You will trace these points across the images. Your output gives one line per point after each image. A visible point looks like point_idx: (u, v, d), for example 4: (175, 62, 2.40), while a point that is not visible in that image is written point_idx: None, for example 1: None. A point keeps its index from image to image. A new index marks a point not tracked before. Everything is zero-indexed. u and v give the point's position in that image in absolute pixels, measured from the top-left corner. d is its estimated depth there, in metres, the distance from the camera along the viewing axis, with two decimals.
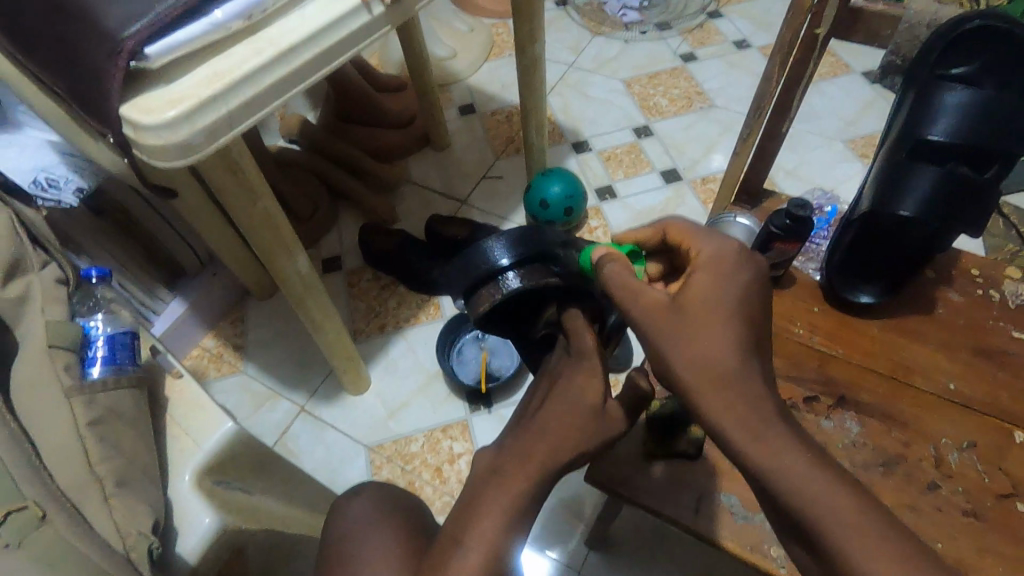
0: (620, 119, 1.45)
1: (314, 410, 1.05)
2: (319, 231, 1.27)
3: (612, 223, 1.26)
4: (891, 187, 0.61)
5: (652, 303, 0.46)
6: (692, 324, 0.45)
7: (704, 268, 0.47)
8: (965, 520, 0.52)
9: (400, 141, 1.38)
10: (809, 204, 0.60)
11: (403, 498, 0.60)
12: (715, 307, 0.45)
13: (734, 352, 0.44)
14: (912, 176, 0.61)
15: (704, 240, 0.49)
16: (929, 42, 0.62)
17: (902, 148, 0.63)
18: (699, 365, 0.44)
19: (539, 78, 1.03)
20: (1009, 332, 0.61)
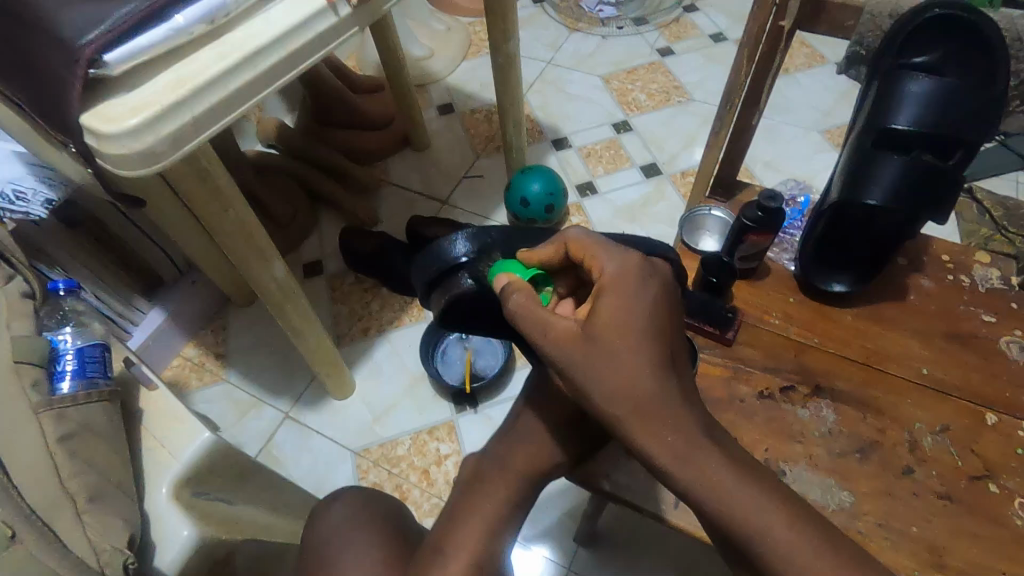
0: (599, 116, 1.45)
1: (299, 416, 1.04)
2: (300, 236, 1.26)
3: (594, 219, 1.26)
4: (860, 175, 0.62)
5: (563, 333, 0.44)
6: (609, 353, 0.43)
7: (610, 293, 0.45)
8: (942, 504, 0.53)
9: (379, 143, 1.37)
10: (780, 195, 0.60)
11: (385, 502, 0.60)
12: (625, 329, 0.44)
13: (649, 373, 0.44)
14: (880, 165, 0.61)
15: (606, 256, 0.47)
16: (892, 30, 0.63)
17: (869, 137, 0.63)
18: (619, 390, 0.43)
19: (515, 76, 1.03)
20: (980, 316, 0.61)
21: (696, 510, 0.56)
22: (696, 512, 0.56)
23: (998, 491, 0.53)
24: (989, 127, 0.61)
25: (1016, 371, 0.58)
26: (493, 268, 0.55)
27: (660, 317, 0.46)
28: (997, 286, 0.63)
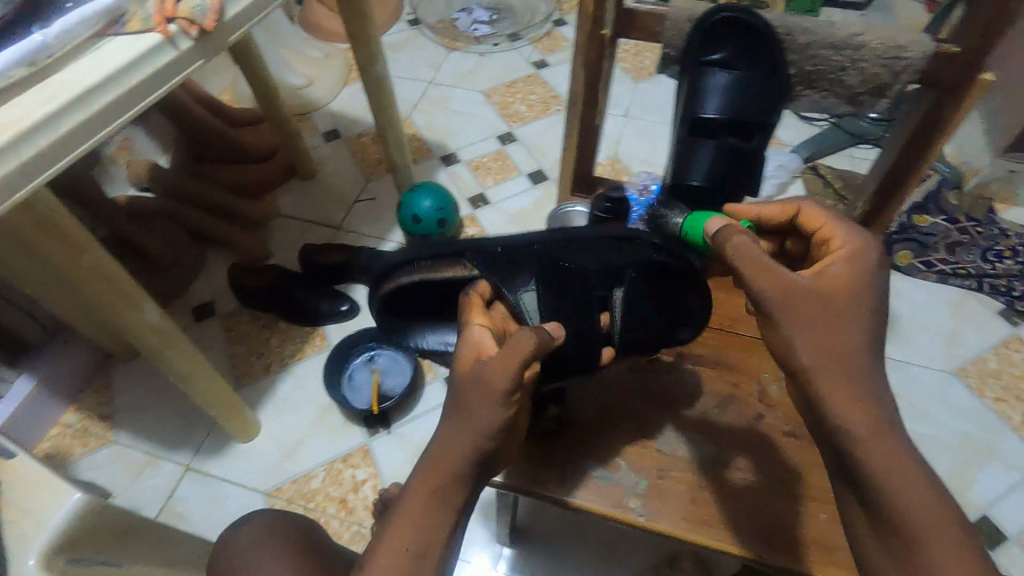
0: (484, 129, 1.50)
1: (201, 466, 0.99)
2: (186, 279, 1.20)
3: (488, 229, 1.30)
4: (682, 162, 0.69)
5: (800, 287, 0.46)
6: (835, 310, 0.46)
7: (842, 263, 0.48)
8: (781, 443, 0.62)
9: (263, 175, 1.34)
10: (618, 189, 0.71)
11: (295, 520, 0.59)
12: (848, 294, 0.47)
13: (864, 343, 0.46)
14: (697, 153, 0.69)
15: (842, 235, 0.50)
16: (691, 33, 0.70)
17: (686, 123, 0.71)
18: (828, 343, 0.46)
19: (388, 97, 1.05)
20: None
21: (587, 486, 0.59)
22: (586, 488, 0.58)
23: None
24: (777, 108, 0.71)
25: None
26: (439, 263, 0.61)
27: (878, 305, 0.48)
28: None
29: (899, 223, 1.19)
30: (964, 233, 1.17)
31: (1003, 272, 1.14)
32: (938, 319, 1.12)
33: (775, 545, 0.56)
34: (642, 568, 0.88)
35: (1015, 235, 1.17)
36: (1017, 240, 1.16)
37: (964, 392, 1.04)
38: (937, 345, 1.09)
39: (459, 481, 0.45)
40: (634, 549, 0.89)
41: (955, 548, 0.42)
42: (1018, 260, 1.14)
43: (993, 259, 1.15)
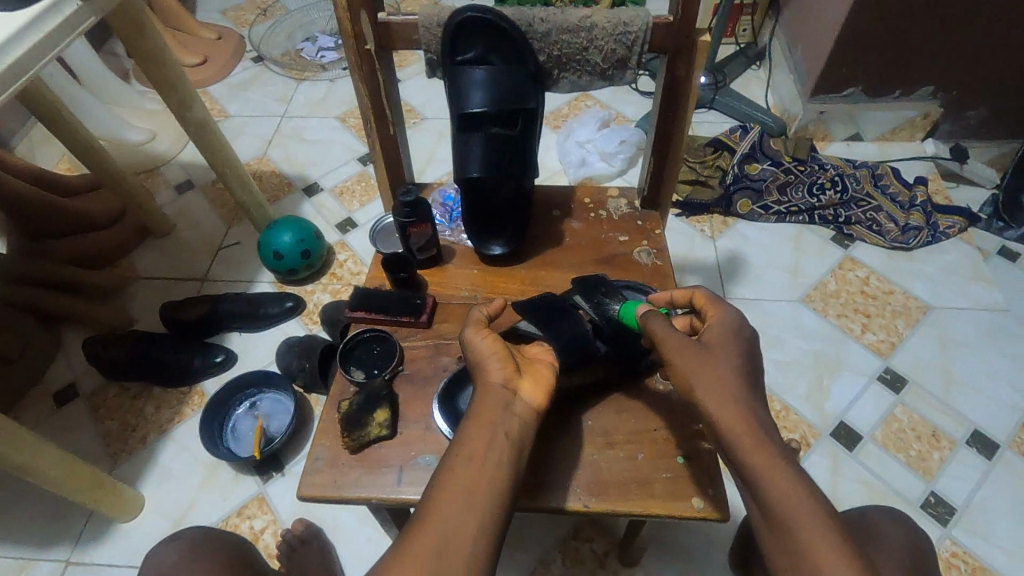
0: (344, 154, 1.49)
1: (83, 557, 0.93)
2: (39, 366, 1.12)
3: (359, 252, 1.29)
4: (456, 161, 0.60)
5: (688, 349, 0.50)
6: (708, 354, 0.50)
7: (718, 328, 0.52)
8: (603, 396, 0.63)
9: (112, 240, 1.27)
10: (414, 188, 0.63)
11: (224, 539, 0.67)
12: (729, 350, 0.50)
13: (739, 385, 0.48)
14: (466, 145, 0.59)
15: (720, 310, 0.54)
16: (436, 31, 0.58)
17: (450, 120, 0.59)
18: (716, 382, 0.48)
19: (217, 138, 1.03)
20: (618, 238, 0.71)
21: None
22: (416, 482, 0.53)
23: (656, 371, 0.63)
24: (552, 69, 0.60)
25: (650, 273, 0.68)
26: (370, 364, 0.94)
27: (750, 363, 0.50)
28: (627, 211, 0.74)
29: (734, 175, 1.29)
30: (789, 173, 1.28)
31: (828, 202, 1.27)
32: (780, 255, 1.23)
33: (600, 493, 0.56)
34: (549, 547, 0.90)
35: (833, 168, 1.29)
36: (834, 171, 1.28)
37: (810, 315, 1.14)
38: (782, 279, 1.20)
39: (493, 399, 0.48)
40: (536, 531, 0.91)
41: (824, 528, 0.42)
42: (837, 189, 1.26)
43: (818, 192, 1.27)
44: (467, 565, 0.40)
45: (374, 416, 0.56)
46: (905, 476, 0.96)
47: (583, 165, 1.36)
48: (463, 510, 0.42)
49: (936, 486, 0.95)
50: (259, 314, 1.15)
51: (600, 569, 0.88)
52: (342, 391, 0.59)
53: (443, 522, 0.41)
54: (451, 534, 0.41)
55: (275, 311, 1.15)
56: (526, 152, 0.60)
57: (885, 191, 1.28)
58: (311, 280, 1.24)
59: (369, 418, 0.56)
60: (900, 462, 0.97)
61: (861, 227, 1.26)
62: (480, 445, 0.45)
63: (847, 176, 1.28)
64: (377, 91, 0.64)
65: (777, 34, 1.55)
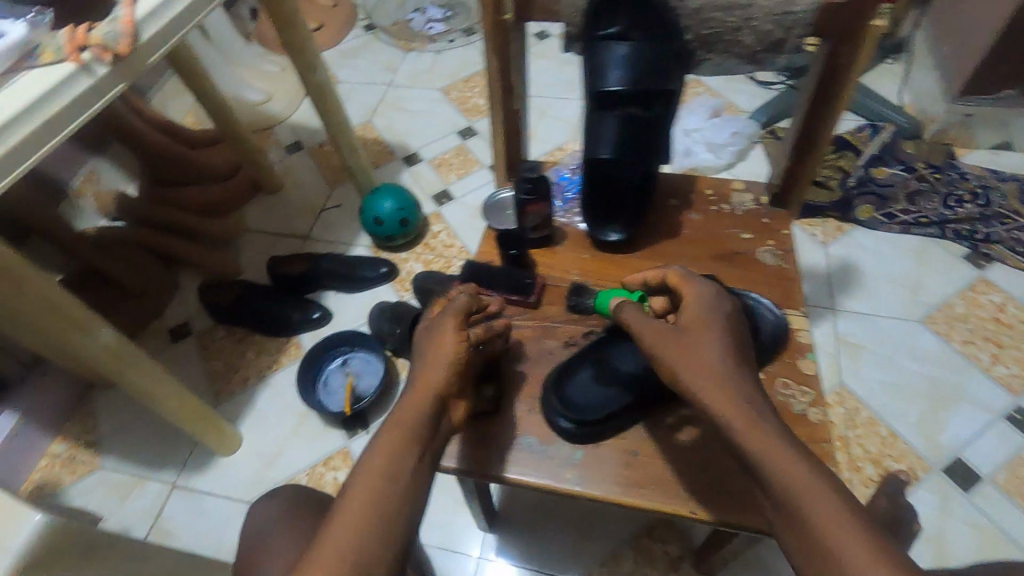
0: (444, 126, 1.50)
1: (186, 483, 1.01)
2: (159, 303, 1.22)
3: (452, 224, 1.30)
4: (587, 141, 0.58)
5: (663, 338, 0.49)
6: (687, 340, 0.49)
7: (696, 305, 0.51)
8: None
9: (228, 192, 1.35)
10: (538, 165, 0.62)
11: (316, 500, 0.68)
12: (706, 332, 0.49)
13: (728, 369, 0.46)
14: (600, 125, 0.57)
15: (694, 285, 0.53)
16: (580, 6, 0.57)
17: (585, 96, 0.57)
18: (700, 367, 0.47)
19: (333, 103, 1.06)
20: (740, 235, 0.67)
21: None
22: (517, 462, 0.54)
23: None
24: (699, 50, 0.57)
25: (773, 275, 0.64)
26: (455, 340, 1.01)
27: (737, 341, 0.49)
28: (753, 208, 0.69)
29: (858, 178, 1.20)
30: (922, 181, 1.19)
31: (964, 216, 1.15)
32: (900, 268, 1.13)
33: None
34: (622, 541, 0.89)
35: (976, 179, 1.19)
36: (976, 182, 1.18)
37: (929, 337, 1.05)
38: (900, 295, 1.10)
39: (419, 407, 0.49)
40: (610, 524, 0.90)
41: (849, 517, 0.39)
42: (977, 202, 1.16)
43: (954, 205, 1.16)
44: (381, 536, 0.42)
45: (479, 390, 0.57)
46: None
47: (689, 155, 1.30)
48: (379, 504, 0.44)
49: None
50: (356, 276, 1.19)
51: (672, 572, 0.86)
52: None
53: (357, 517, 0.43)
54: (367, 522, 0.42)
55: (371, 275, 1.19)
56: (659, 136, 0.57)
57: None
58: (405, 248, 1.27)
59: (475, 391, 0.57)
60: (1019, 510, 0.88)
61: (1001, 247, 1.13)
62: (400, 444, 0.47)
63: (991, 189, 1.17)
64: (507, 62, 0.63)
65: (922, 26, 1.40)
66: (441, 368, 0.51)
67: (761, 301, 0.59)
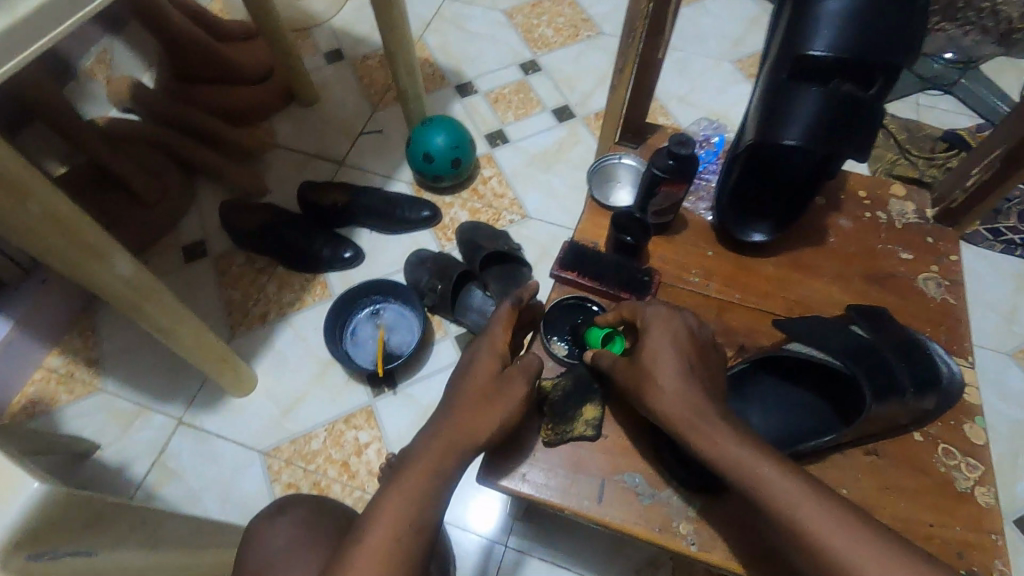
0: (506, 55, 1.33)
1: (194, 421, 0.92)
2: (173, 215, 1.09)
3: (506, 172, 1.17)
4: (766, 117, 0.45)
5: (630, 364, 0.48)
6: (650, 365, 0.47)
7: (655, 327, 0.48)
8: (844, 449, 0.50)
9: (258, 98, 1.20)
10: (694, 138, 0.49)
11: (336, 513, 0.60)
12: (662, 352, 0.47)
13: (693, 398, 0.44)
14: (792, 100, 0.43)
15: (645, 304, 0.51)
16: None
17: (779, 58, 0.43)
18: (677, 394, 0.45)
19: (398, 11, 0.90)
20: (899, 254, 0.55)
21: (622, 499, 0.51)
22: None
23: (922, 438, 0.49)
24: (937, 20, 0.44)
25: (937, 310, 0.53)
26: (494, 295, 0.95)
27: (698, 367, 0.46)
28: (915, 221, 0.57)
29: None
30: None
31: None
32: (998, 293, 1.02)
33: None
34: (661, 551, 0.82)
35: None
36: None
37: (1020, 375, 0.95)
38: (994, 324, 0.99)
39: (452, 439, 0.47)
40: None
41: (828, 507, 0.40)
42: None
43: None
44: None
45: (581, 412, 0.54)
46: None
47: None
48: (395, 555, 0.41)
49: None
50: (396, 217, 1.07)
51: None
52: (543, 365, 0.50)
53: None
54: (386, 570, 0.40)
55: (412, 218, 1.07)
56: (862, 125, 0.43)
57: None
58: (451, 191, 1.14)
59: (576, 413, 0.53)
60: None
61: None
62: (421, 489, 0.44)
63: None
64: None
65: None
66: (483, 406, 0.49)
67: (934, 349, 0.50)
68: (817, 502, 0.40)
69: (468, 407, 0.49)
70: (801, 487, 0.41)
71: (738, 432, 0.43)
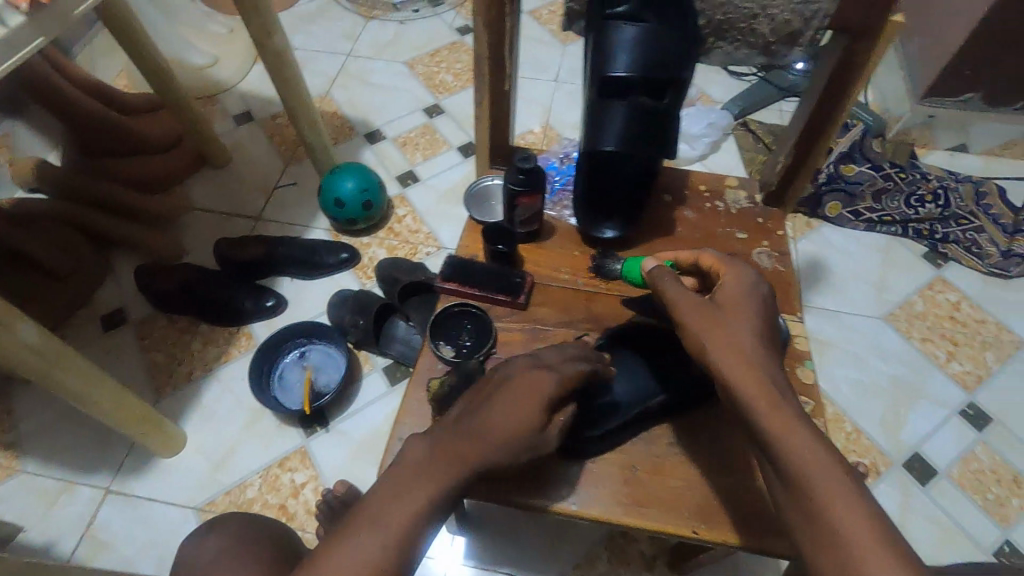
0: (410, 102, 1.42)
1: (122, 488, 0.91)
2: (87, 288, 1.09)
3: (419, 209, 1.23)
4: (588, 131, 0.53)
5: (691, 302, 0.50)
6: (721, 316, 0.49)
7: (727, 285, 0.51)
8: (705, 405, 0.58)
9: (168, 166, 1.23)
10: (534, 154, 0.57)
11: (270, 529, 0.62)
12: (742, 309, 0.49)
13: (754, 347, 0.47)
14: (604, 115, 0.52)
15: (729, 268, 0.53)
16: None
17: (588, 81, 0.51)
18: (731, 346, 0.47)
19: (291, 71, 0.96)
20: (735, 235, 0.64)
21: None
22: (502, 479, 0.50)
23: None
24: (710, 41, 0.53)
25: (770, 278, 0.62)
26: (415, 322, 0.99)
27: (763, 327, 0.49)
28: (748, 206, 0.67)
29: (827, 174, 1.19)
30: (887, 180, 1.18)
31: (925, 216, 1.17)
32: (865, 266, 1.15)
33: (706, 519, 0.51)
34: (597, 540, 0.87)
35: (936, 179, 1.20)
36: (937, 183, 1.18)
37: (892, 335, 1.07)
38: (866, 293, 1.12)
39: (506, 435, 0.46)
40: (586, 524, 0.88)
41: (859, 507, 0.39)
42: (938, 203, 1.17)
43: (916, 204, 1.17)
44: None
45: None
46: (979, 519, 0.90)
47: None
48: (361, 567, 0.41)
49: (1011, 535, 0.89)
50: (315, 262, 1.11)
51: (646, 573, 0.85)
52: (431, 369, 0.55)
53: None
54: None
55: (331, 261, 1.11)
56: (668, 127, 0.53)
57: (988, 211, 1.18)
58: (368, 232, 1.19)
59: None
60: (974, 503, 0.91)
61: (958, 247, 1.16)
62: None
63: (951, 190, 1.18)
64: (500, 38, 0.57)
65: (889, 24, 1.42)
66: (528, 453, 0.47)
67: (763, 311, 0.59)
68: (855, 503, 0.39)
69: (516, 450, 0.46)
70: (808, 454, 0.42)
71: (789, 416, 0.43)
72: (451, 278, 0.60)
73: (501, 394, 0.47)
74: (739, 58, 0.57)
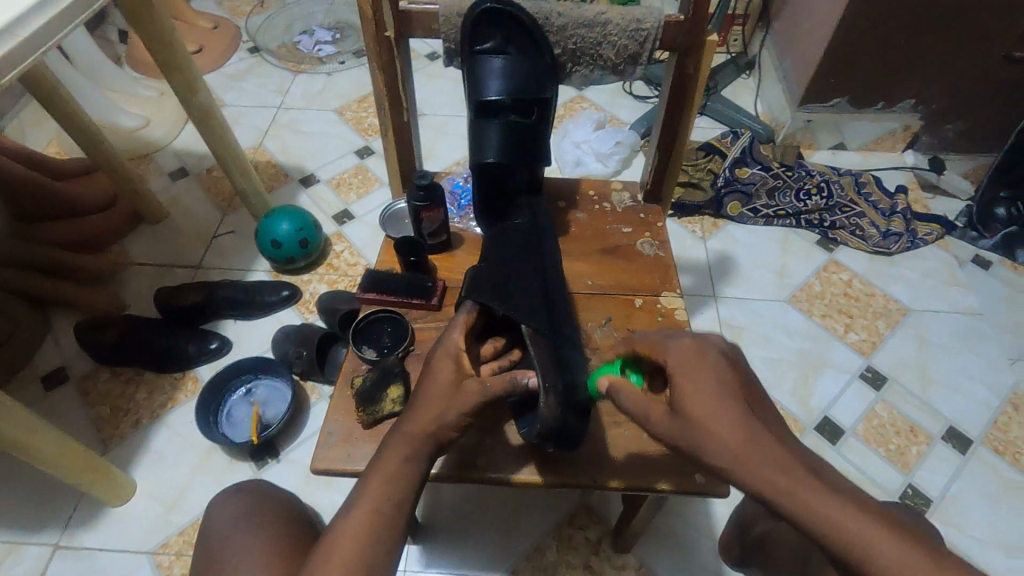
0: (341, 146, 1.50)
1: (72, 542, 0.91)
2: (27, 350, 1.10)
3: (356, 243, 1.30)
4: (473, 148, 0.63)
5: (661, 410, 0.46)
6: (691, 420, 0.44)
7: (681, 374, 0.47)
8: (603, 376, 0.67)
9: (105, 225, 1.25)
10: (428, 172, 0.66)
11: (277, 501, 0.71)
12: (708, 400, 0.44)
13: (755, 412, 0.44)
14: (484, 133, 0.62)
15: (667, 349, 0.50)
16: (455, 22, 0.61)
17: (467, 107, 0.62)
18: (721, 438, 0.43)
19: (218, 123, 1.03)
20: (621, 230, 0.74)
21: None
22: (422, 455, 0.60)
23: None
24: (565, 69, 0.66)
25: (653, 263, 0.71)
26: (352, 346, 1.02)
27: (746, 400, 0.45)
28: (631, 204, 0.77)
29: (725, 178, 1.33)
30: (777, 178, 1.33)
31: (813, 207, 1.31)
32: (766, 256, 1.28)
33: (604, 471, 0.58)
34: (545, 530, 0.92)
35: (819, 175, 1.35)
36: (820, 178, 1.34)
37: (796, 315, 1.18)
38: (770, 280, 1.24)
39: (444, 392, 0.50)
40: (534, 516, 0.93)
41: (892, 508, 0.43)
42: (822, 195, 1.31)
43: (804, 198, 1.32)
44: (350, 562, 0.45)
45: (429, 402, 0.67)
46: (885, 469, 1.00)
47: (579, 164, 1.39)
48: (352, 550, 0.45)
49: (914, 479, 0.99)
50: (256, 302, 1.15)
51: (593, 556, 0.90)
52: (355, 369, 0.61)
53: (332, 562, 0.44)
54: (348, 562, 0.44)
55: (272, 299, 1.15)
56: (540, 139, 0.64)
57: (868, 198, 1.33)
58: (307, 270, 1.25)
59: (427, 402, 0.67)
60: (879, 455, 1.01)
61: (844, 232, 1.30)
62: None
63: (832, 183, 1.33)
64: (394, 76, 0.66)
65: (766, 45, 1.60)
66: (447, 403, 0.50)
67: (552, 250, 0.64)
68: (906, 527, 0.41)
69: (447, 400, 0.50)
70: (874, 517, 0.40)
71: None
72: (369, 289, 0.67)
73: (426, 375, 0.52)
74: (596, 79, 0.68)
